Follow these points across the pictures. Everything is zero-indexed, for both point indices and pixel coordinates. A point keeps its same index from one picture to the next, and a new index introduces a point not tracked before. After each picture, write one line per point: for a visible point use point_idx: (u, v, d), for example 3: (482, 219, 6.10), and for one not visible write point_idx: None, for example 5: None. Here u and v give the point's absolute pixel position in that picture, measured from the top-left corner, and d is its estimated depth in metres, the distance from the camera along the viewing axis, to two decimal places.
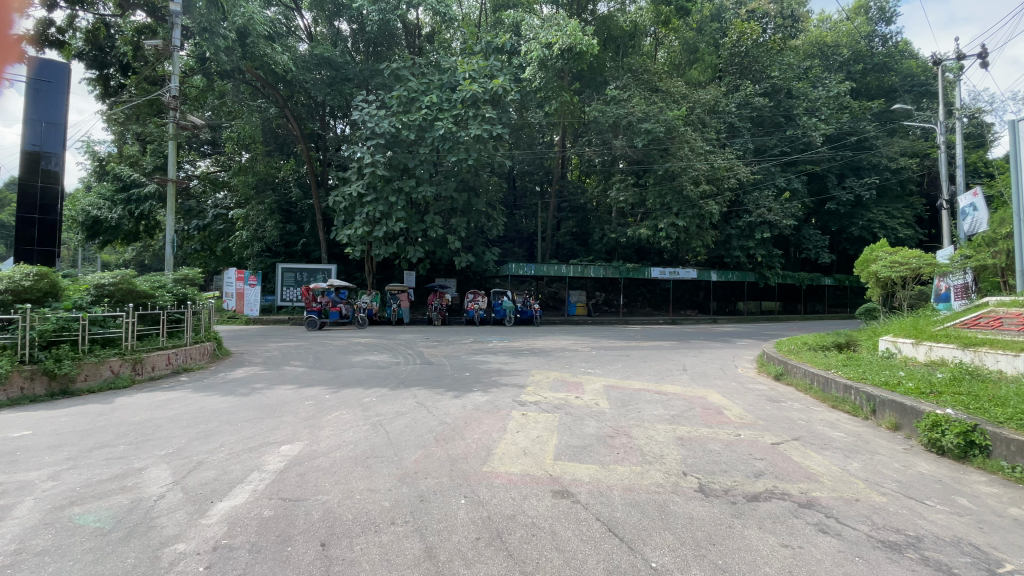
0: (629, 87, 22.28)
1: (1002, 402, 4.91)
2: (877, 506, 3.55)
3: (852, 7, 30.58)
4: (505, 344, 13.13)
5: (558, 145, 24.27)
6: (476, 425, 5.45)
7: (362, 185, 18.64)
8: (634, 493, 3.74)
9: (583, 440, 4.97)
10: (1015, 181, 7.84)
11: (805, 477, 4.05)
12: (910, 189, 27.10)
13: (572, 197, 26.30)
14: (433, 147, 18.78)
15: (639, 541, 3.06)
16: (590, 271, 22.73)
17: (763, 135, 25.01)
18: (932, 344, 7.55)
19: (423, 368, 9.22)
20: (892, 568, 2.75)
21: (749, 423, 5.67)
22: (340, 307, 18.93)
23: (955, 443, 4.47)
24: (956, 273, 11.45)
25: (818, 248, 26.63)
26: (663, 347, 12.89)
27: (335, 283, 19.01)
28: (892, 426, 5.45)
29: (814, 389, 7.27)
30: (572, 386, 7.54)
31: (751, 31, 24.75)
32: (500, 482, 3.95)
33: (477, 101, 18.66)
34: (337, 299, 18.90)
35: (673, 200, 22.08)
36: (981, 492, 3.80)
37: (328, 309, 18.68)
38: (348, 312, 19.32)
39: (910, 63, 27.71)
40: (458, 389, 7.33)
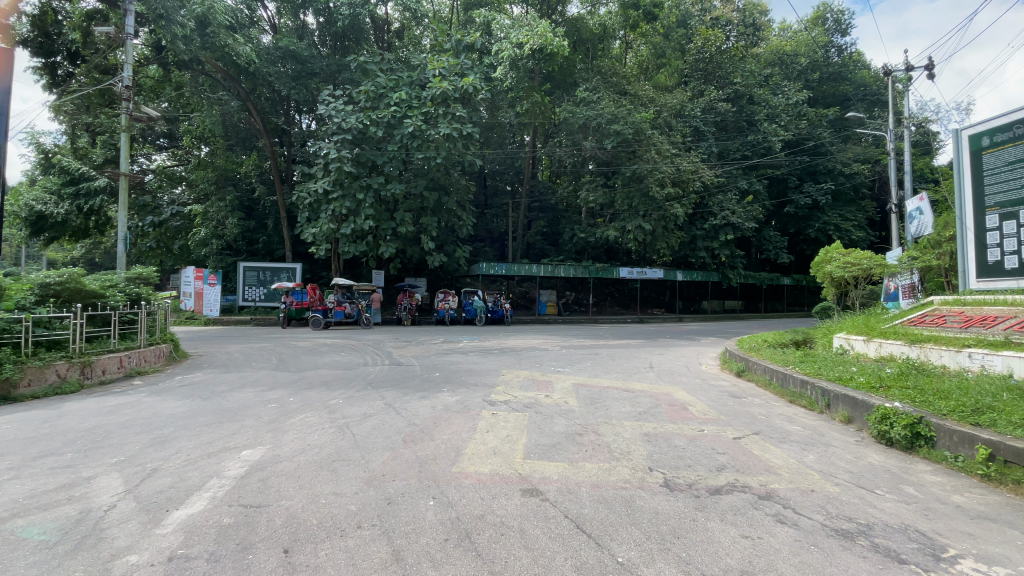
0: (598, 89, 22.56)
1: (946, 395, 5.19)
2: (831, 496, 3.71)
3: (810, 17, 31.91)
4: (476, 343, 13.07)
5: (528, 145, 24.40)
6: (445, 426, 5.41)
7: (327, 182, 18.19)
8: (601, 490, 3.79)
9: (553, 438, 5.00)
10: (957, 185, 8.46)
11: (764, 470, 4.20)
12: (862, 193, 28.42)
13: (542, 197, 26.53)
14: (401, 143, 18.52)
15: (607, 537, 3.11)
16: (560, 271, 22.87)
17: (726, 139, 25.67)
18: (881, 341, 7.96)
19: (392, 369, 9.07)
20: (844, 555, 2.89)
21: (712, 419, 5.83)
22: (344, 307, 18.63)
23: (902, 434, 4.73)
24: (903, 273, 12.10)
25: (777, 248, 27.68)
26: (630, 346, 13.09)
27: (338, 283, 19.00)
28: (845, 419, 5.72)
29: (773, 384, 7.55)
30: (541, 385, 7.58)
31: (715, 38, 25.48)
32: (468, 482, 3.93)
33: (447, 98, 18.49)
34: (340, 299, 18.67)
35: (640, 202, 22.53)
36: (926, 481, 4.02)
37: (330, 308, 18.52)
38: (354, 312, 19.04)
39: (863, 73, 29.16)
40: (427, 389, 7.27)
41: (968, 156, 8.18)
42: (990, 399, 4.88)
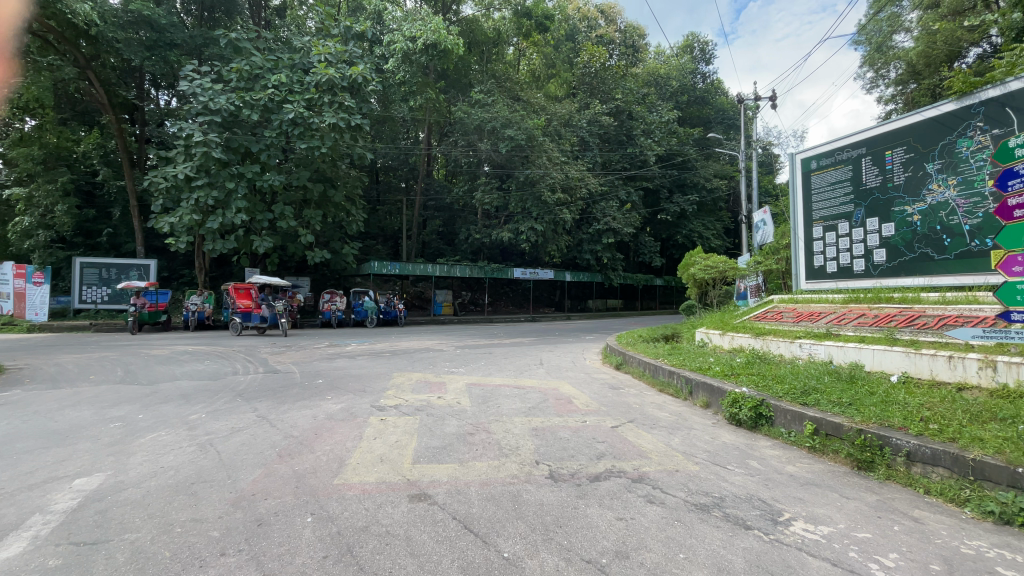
0: (492, 93, 22.94)
1: (781, 380, 6.09)
2: (691, 474, 4.16)
3: (680, 44, 35.42)
4: (364, 346, 12.56)
5: (423, 142, 24.12)
6: (327, 436, 5.08)
7: (190, 167, 16.14)
8: (489, 487, 3.83)
9: (443, 440, 4.94)
10: (792, 201, 10.00)
11: (637, 455, 4.56)
12: (720, 205, 32.33)
13: (437, 196, 26.24)
14: (280, 130, 16.96)
15: (493, 534, 3.14)
16: (455, 271, 22.73)
17: (608, 151, 27.47)
18: (733, 334, 9.12)
19: (267, 377, 8.33)
20: (703, 527, 3.24)
21: (594, 410, 6.20)
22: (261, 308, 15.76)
23: (748, 415, 5.45)
24: (750, 275, 13.97)
25: (651, 253, 30.47)
26: (522, 344, 13.46)
27: (259, 282, 16.74)
28: (704, 404, 6.44)
29: (646, 375, 8.26)
30: (434, 386, 7.48)
31: (599, 55, 27.35)
32: (352, 494, 3.73)
33: (334, 86, 17.21)
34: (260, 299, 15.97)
35: (533, 205, 23.28)
36: (767, 455, 4.68)
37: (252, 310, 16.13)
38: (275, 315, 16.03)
39: (722, 100, 33.23)
40: (309, 397, 6.78)
41: (801, 176, 9.74)
42: (814, 381, 5.83)
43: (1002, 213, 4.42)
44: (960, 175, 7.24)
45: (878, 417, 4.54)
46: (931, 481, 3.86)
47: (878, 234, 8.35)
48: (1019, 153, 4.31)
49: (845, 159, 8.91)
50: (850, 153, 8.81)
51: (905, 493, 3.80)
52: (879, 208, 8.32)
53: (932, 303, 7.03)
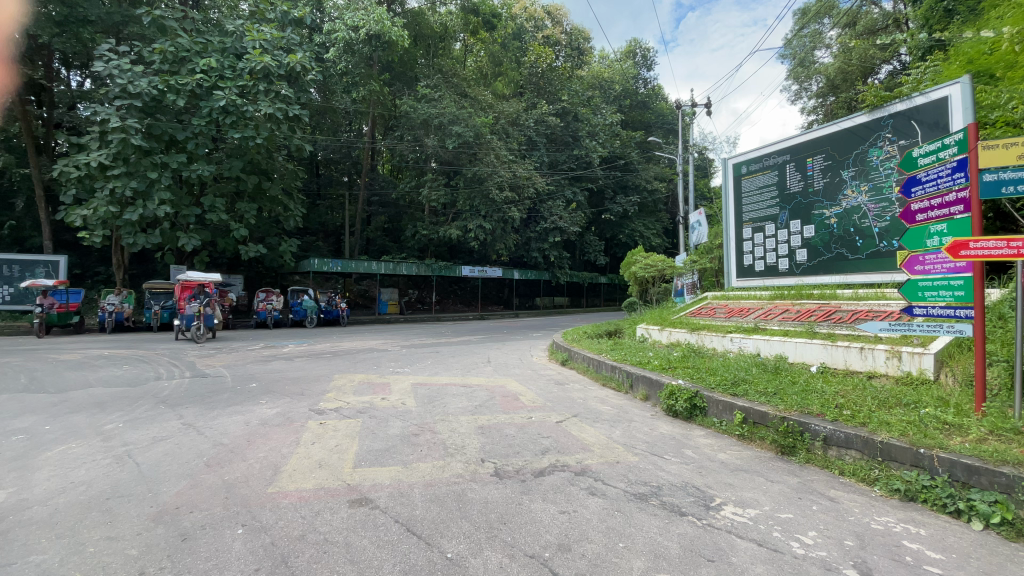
0: (439, 88, 22.71)
1: (714, 372, 6.45)
2: (631, 464, 4.30)
3: (623, 49, 36.42)
4: (304, 347, 12.06)
5: (366, 135, 23.44)
6: (261, 442, 4.82)
7: (105, 155, 14.80)
8: (433, 488, 3.78)
9: (387, 442, 4.82)
10: (725, 204, 10.56)
11: (580, 448, 4.67)
12: (660, 206, 33.70)
13: (382, 191, 25.59)
14: (210, 118, 15.84)
15: (436, 535, 3.10)
16: (401, 268, 22.21)
17: (555, 150, 27.88)
18: (671, 329, 9.56)
19: (196, 382, 7.78)
20: (641, 515, 3.36)
21: (540, 406, 6.28)
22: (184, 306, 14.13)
23: (684, 406, 5.72)
24: (687, 273, 14.49)
25: (596, 252, 31.24)
26: (469, 342, 13.39)
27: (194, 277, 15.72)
28: (643, 397, 6.69)
29: (590, 370, 8.49)
30: (377, 386, 7.30)
31: (545, 56, 27.62)
32: (288, 502, 3.57)
33: (270, 74, 16.23)
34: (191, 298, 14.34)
35: (480, 203, 23.20)
36: (701, 444, 4.91)
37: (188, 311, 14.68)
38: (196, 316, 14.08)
39: (662, 105, 34.58)
40: (242, 402, 6.41)
41: (733, 180, 10.31)
42: (743, 372, 6.22)
43: (906, 216, 4.91)
44: (871, 182, 7.91)
45: (800, 405, 4.88)
46: (845, 462, 4.18)
47: (800, 235, 8.98)
48: (921, 162, 4.77)
49: (772, 165, 9.50)
50: (776, 159, 9.41)
51: (822, 475, 4.12)
52: (801, 211, 8.96)
53: (847, 299, 7.64)
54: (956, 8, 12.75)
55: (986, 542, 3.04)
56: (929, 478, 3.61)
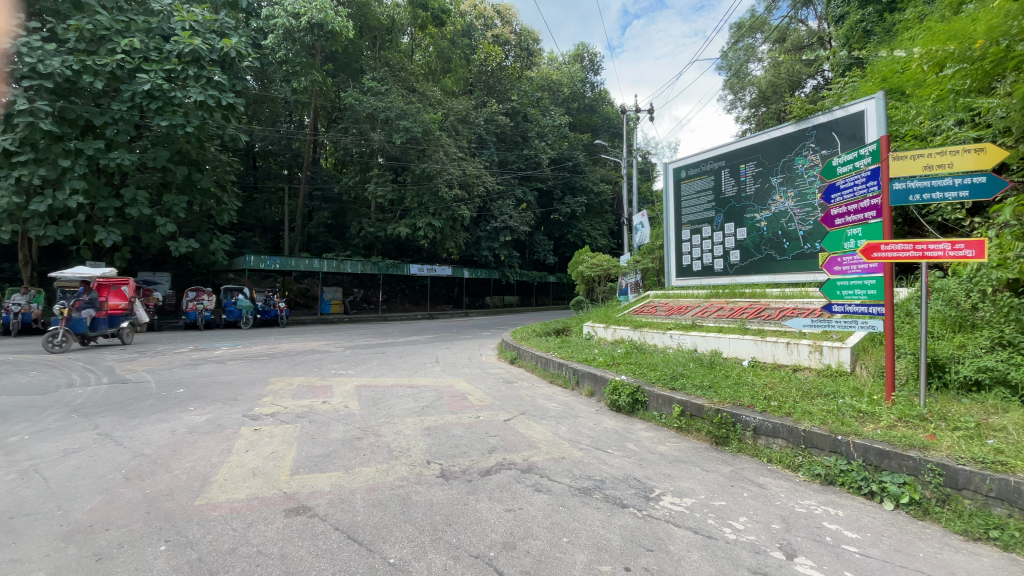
0: (386, 81, 22.19)
1: (654, 367, 6.70)
2: (576, 460, 4.37)
3: (571, 53, 37.05)
4: (239, 349, 11.41)
5: (308, 127, 22.52)
6: (189, 452, 4.51)
7: (9, 140, 13.40)
8: (376, 493, 3.67)
9: (327, 447, 4.63)
10: (665, 206, 10.99)
11: (527, 446, 4.70)
12: (606, 208, 34.59)
13: (325, 185, 24.69)
14: (132, 103, 14.61)
15: (378, 540, 3.02)
16: (346, 267, 21.49)
17: (505, 150, 28.03)
18: (616, 327, 9.83)
19: (116, 388, 7.18)
20: (585, 509, 3.42)
21: (488, 405, 6.26)
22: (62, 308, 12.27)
23: (626, 401, 5.90)
24: (630, 272, 14.99)
25: (545, 251, 31.64)
26: (417, 342, 13.17)
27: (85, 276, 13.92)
28: (588, 393, 6.84)
29: (538, 368, 8.58)
30: (318, 390, 7.02)
31: (495, 54, 27.61)
32: (217, 514, 3.35)
33: (200, 59, 15.14)
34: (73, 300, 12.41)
35: (429, 200, 22.77)
36: (643, 437, 5.08)
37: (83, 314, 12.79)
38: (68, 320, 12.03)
39: (608, 109, 35.52)
40: (166, 409, 5.96)
41: (673, 184, 10.75)
42: (681, 367, 6.50)
43: (827, 220, 5.30)
44: (796, 188, 8.47)
45: (732, 397, 5.15)
46: (773, 450, 4.44)
47: (734, 237, 9.49)
48: (840, 170, 5.13)
49: (708, 170, 9.99)
50: (712, 164, 9.89)
51: (752, 463, 4.38)
52: (735, 215, 9.47)
53: (775, 297, 8.15)
54: (872, 30, 13.89)
55: (895, 521, 3.33)
56: (846, 462, 3.90)
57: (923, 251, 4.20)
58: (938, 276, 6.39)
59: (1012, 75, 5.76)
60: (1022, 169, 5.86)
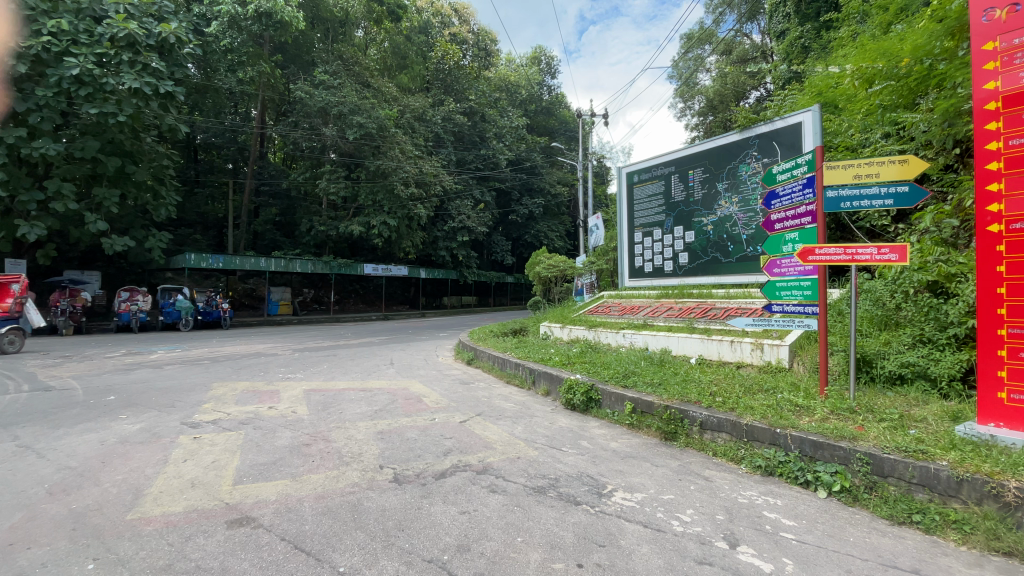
0: (339, 75, 21.55)
1: (608, 366, 6.85)
2: (531, 459, 4.41)
3: (529, 55, 37.28)
4: (178, 353, 10.75)
5: (256, 120, 21.58)
6: (121, 463, 4.21)
7: None
8: (326, 500, 3.56)
9: (273, 454, 4.45)
10: (619, 208, 11.27)
11: (482, 446, 4.69)
12: (563, 209, 35.07)
13: (272, 180, 23.79)
14: (58, 88, 13.47)
15: (327, 549, 2.92)
16: (296, 266, 20.72)
17: (462, 149, 27.92)
18: (571, 327, 9.99)
19: (37, 396, 6.59)
20: (539, 508, 3.45)
21: (444, 406, 6.20)
22: None
23: (581, 400, 6.02)
24: (585, 274, 15.25)
25: (503, 251, 31.72)
26: (371, 344, 12.85)
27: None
28: (544, 392, 6.91)
29: (495, 369, 8.59)
30: (265, 394, 6.73)
31: (452, 53, 27.37)
32: (152, 528, 3.14)
33: (136, 44, 14.14)
34: None
35: (384, 198, 22.31)
36: (597, 434, 5.18)
37: None
38: None
39: (565, 112, 36.01)
40: (94, 418, 5.54)
41: (626, 188, 11.03)
42: (633, 366, 6.68)
43: (767, 225, 5.60)
44: (740, 194, 8.89)
45: (680, 394, 5.33)
46: (718, 444, 4.63)
47: (683, 240, 9.85)
48: (779, 178, 5.46)
49: (659, 175, 10.33)
50: (662, 170, 10.24)
51: (700, 456, 4.56)
52: (684, 218, 9.83)
53: (721, 297, 8.51)
54: (810, 46, 14.78)
55: (828, 508, 3.55)
56: (784, 454, 4.12)
57: (853, 255, 4.51)
58: (866, 279, 6.87)
59: (932, 93, 6.24)
60: (941, 180, 6.38)
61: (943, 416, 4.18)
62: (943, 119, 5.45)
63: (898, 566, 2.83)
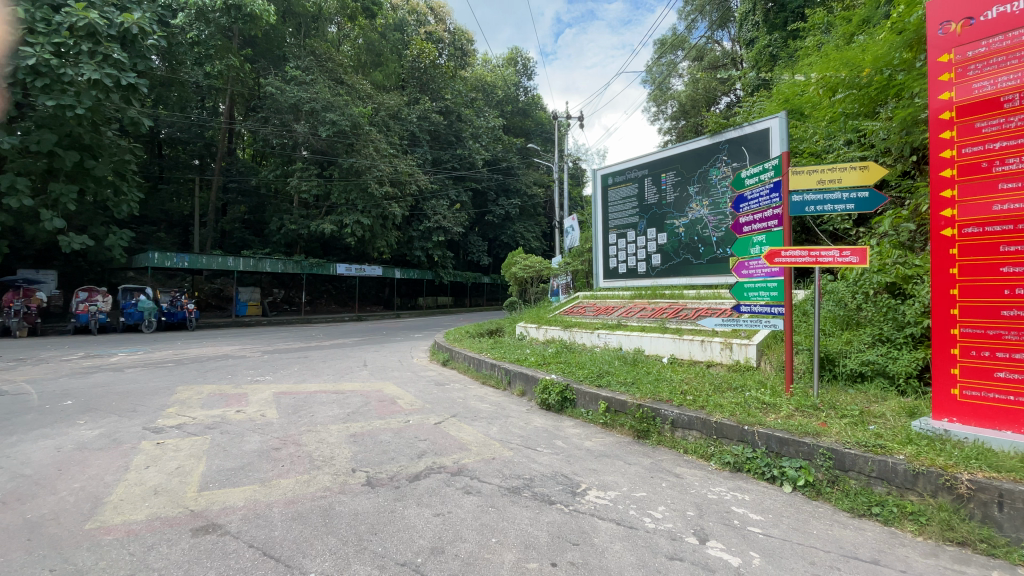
0: (311, 71, 21.12)
1: (582, 365, 6.92)
2: (506, 459, 4.41)
3: (505, 56, 37.29)
4: (139, 356, 10.34)
5: (224, 115, 20.95)
6: (78, 470, 4.03)
7: None
8: (296, 505, 3.48)
9: (241, 459, 4.33)
10: (594, 210, 11.39)
11: (457, 448, 4.67)
12: (539, 210, 35.23)
13: (241, 177, 23.12)
14: (11, 77, 12.78)
15: (297, 555, 2.86)
16: (266, 265, 20.21)
17: (438, 149, 27.74)
18: (547, 327, 10.04)
19: None
20: (514, 508, 3.46)
21: (418, 408, 6.14)
22: None
23: (556, 399, 6.06)
24: (561, 275, 15.34)
25: (479, 252, 31.64)
26: (344, 345, 12.63)
27: None
28: (520, 392, 6.93)
29: (470, 369, 8.56)
30: (233, 398, 6.54)
31: (428, 52, 27.15)
32: (112, 538, 3.02)
33: (96, 34, 13.49)
34: None
35: (358, 197, 22.00)
36: (571, 434, 5.22)
37: None
38: None
39: (541, 114, 36.16)
40: (50, 424, 5.28)
41: (601, 190, 11.17)
42: (607, 365, 6.76)
43: (736, 228, 5.74)
44: (711, 197, 9.10)
45: (652, 393, 5.43)
46: (688, 441, 4.73)
47: (656, 242, 10.02)
48: (747, 182, 5.61)
49: (632, 177, 10.50)
50: (636, 172, 10.40)
51: (671, 454, 4.65)
52: (657, 220, 10.00)
53: (693, 297, 8.68)
54: (778, 54, 15.23)
55: (793, 502, 3.67)
56: (751, 450, 4.24)
57: (817, 257, 4.66)
58: (829, 280, 7.13)
59: (891, 102, 6.51)
60: (899, 185, 6.67)
61: (901, 411, 4.37)
62: (901, 128, 5.70)
63: (858, 557, 2.95)
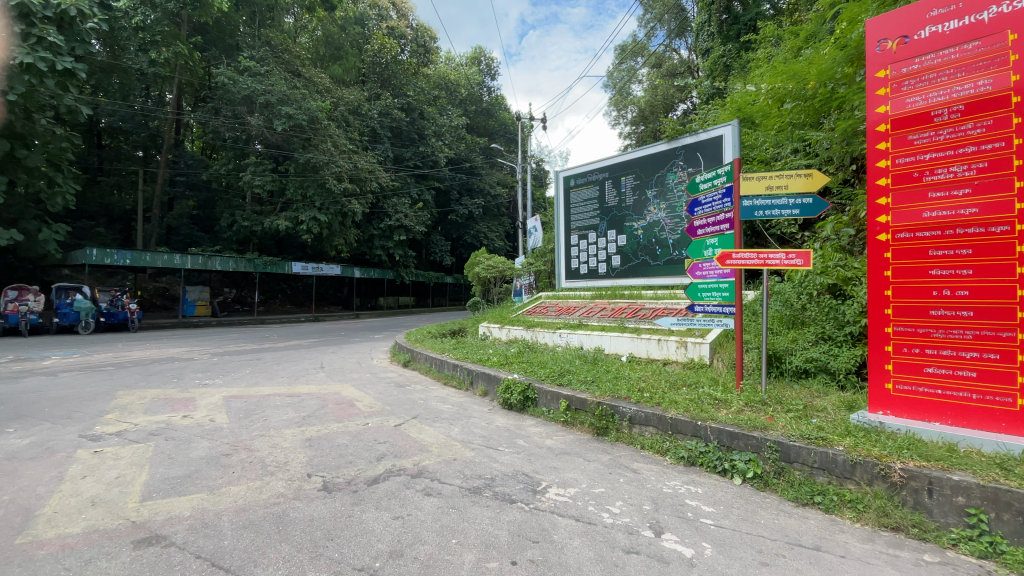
0: (266, 61, 20.38)
1: (544, 365, 6.99)
2: (467, 460, 4.40)
3: (469, 55, 37.13)
4: (73, 359, 9.64)
5: (171, 104, 19.89)
6: (3, 483, 3.73)
7: None
8: (247, 513, 3.35)
9: (188, 466, 4.13)
10: (556, 211, 11.50)
11: (417, 450, 4.61)
12: (502, 211, 35.25)
13: (190, 170, 21.99)
14: None
15: (248, 565, 2.76)
16: (216, 263, 19.32)
17: (400, 146, 27.32)
18: (510, 327, 10.07)
19: None
20: (474, 508, 3.45)
21: (378, 411, 6.02)
22: None
23: (518, 399, 6.08)
24: (523, 275, 15.45)
25: (442, 251, 31.34)
26: (300, 346, 12.23)
27: None
28: (482, 392, 6.93)
29: (432, 370, 8.48)
30: (179, 403, 6.23)
31: (390, 47, 26.65)
32: (44, 554, 2.81)
33: (30, 14, 12.17)
34: None
35: (315, 193, 21.39)
36: (532, 433, 5.26)
37: None
38: None
39: (504, 114, 36.22)
40: None
41: (563, 191, 11.30)
42: (568, 364, 6.86)
43: (691, 230, 5.95)
44: (667, 201, 9.38)
45: (611, 391, 5.55)
46: (646, 437, 4.86)
47: (615, 243, 10.24)
48: (701, 187, 5.82)
49: (593, 180, 10.68)
50: (596, 175, 10.60)
51: (629, 450, 4.77)
52: (616, 223, 10.22)
53: (650, 297, 8.92)
54: (731, 64, 15.87)
55: (742, 493, 3.84)
56: (704, 445, 4.40)
57: (765, 259, 4.88)
58: (777, 281, 7.48)
59: (833, 114, 6.92)
60: (841, 193, 7.08)
61: (840, 405, 4.65)
62: (842, 138, 6.08)
63: (801, 544, 3.11)
